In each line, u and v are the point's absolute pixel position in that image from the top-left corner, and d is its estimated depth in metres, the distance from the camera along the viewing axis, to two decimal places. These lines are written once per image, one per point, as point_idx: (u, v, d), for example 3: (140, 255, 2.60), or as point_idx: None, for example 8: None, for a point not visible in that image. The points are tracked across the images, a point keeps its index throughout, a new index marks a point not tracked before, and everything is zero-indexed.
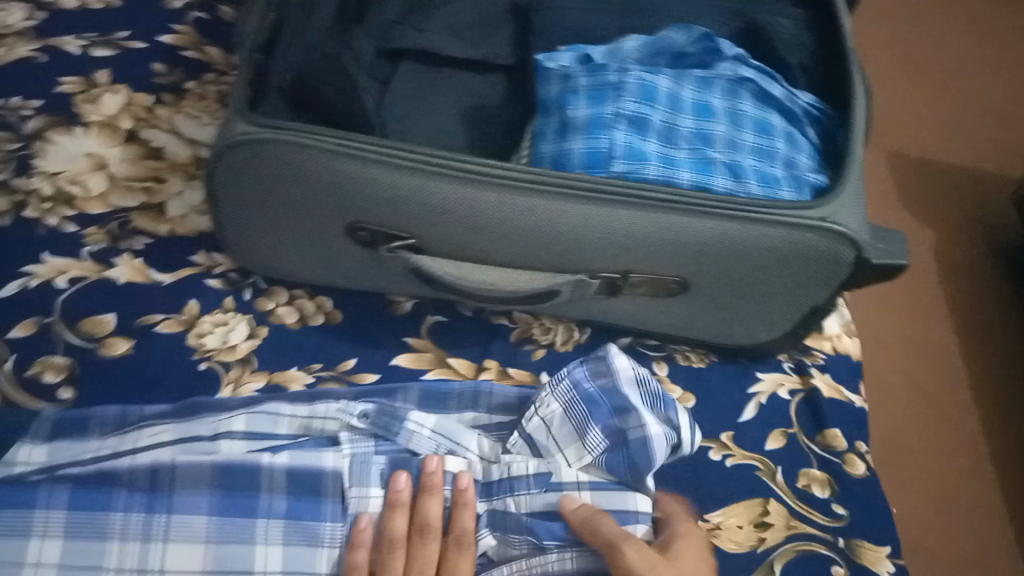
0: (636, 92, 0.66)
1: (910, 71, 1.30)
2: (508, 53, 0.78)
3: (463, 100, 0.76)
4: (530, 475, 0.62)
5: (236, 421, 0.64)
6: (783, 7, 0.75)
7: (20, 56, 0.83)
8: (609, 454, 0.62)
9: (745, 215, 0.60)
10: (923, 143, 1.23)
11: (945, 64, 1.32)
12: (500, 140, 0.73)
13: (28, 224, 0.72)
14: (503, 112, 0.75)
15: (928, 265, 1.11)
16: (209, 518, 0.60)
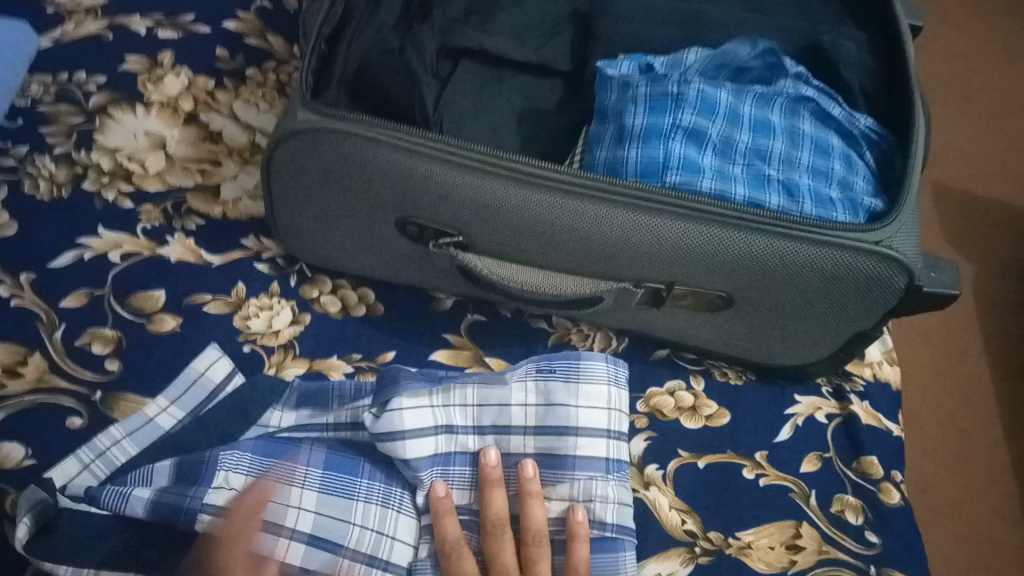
0: (695, 104, 0.66)
1: (965, 102, 1.28)
2: (566, 58, 0.79)
3: (518, 103, 0.77)
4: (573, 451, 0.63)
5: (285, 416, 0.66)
6: (848, 31, 0.74)
7: (89, 32, 0.85)
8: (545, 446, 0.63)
9: (800, 234, 0.60)
10: (974, 177, 1.21)
11: (1004, 98, 1.29)
12: (553, 144, 0.74)
13: (86, 196, 0.74)
14: (557, 117, 0.77)
15: (971, 299, 1.10)
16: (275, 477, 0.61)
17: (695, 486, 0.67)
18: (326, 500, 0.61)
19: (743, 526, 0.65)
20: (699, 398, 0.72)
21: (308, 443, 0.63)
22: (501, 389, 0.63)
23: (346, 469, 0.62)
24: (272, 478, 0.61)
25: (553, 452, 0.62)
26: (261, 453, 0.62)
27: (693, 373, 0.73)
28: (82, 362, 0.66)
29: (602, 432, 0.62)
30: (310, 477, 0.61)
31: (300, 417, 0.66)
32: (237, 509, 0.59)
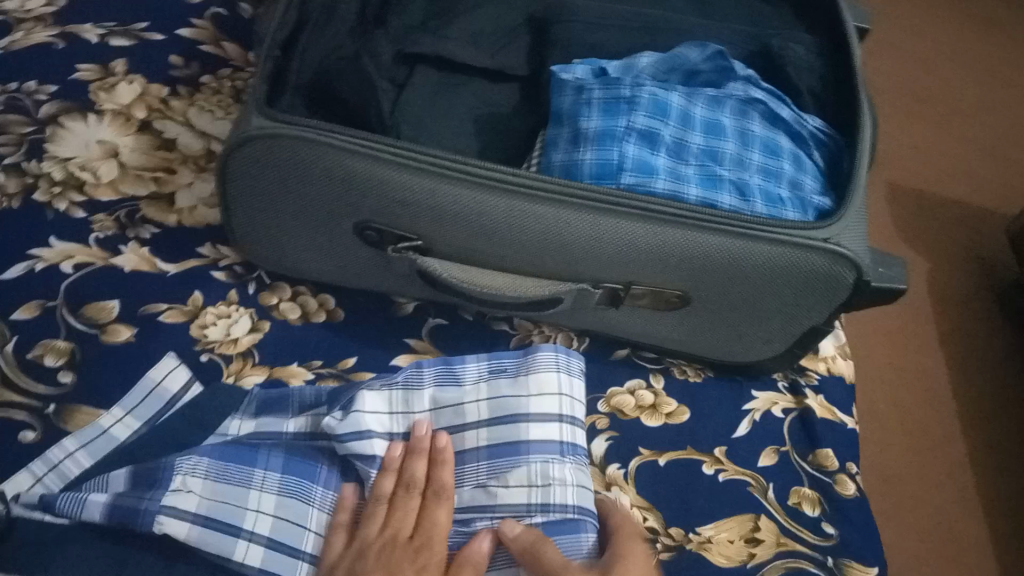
0: (648, 107, 0.67)
1: (913, 104, 1.31)
2: (523, 64, 0.81)
3: (475, 108, 0.78)
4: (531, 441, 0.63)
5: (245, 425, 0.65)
6: (797, 35, 0.76)
7: (39, 41, 0.84)
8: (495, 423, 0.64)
9: (752, 233, 0.61)
10: (923, 176, 1.24)
11: (951, 99, 1.33)
12: (511, 148, 0.75)
13: (37, 207, 0.73)
14: (515, 121, 0.77)
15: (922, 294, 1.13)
16: (224, 481, 0.60)
17: (655, 484, 0.68)
18: (282, 503, 0.61)
19: (702, 521, 0.66)
20: (659, 396, 0.73)
21: (266, 447, 0.62)
22: (455, 388, 0.66)
23: (304, 473, 0.62)
24: (229, 484, 0.60)
25: (504, 442, 0.63)
26: (219, 458, 0.61)
27: (653, 372, 0.74)
28: (35, 376, 0.64)
29: (550, 414, 0.64)
30: (267, 481, 0.61)
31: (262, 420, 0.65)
32: (195, 513, 0.58)
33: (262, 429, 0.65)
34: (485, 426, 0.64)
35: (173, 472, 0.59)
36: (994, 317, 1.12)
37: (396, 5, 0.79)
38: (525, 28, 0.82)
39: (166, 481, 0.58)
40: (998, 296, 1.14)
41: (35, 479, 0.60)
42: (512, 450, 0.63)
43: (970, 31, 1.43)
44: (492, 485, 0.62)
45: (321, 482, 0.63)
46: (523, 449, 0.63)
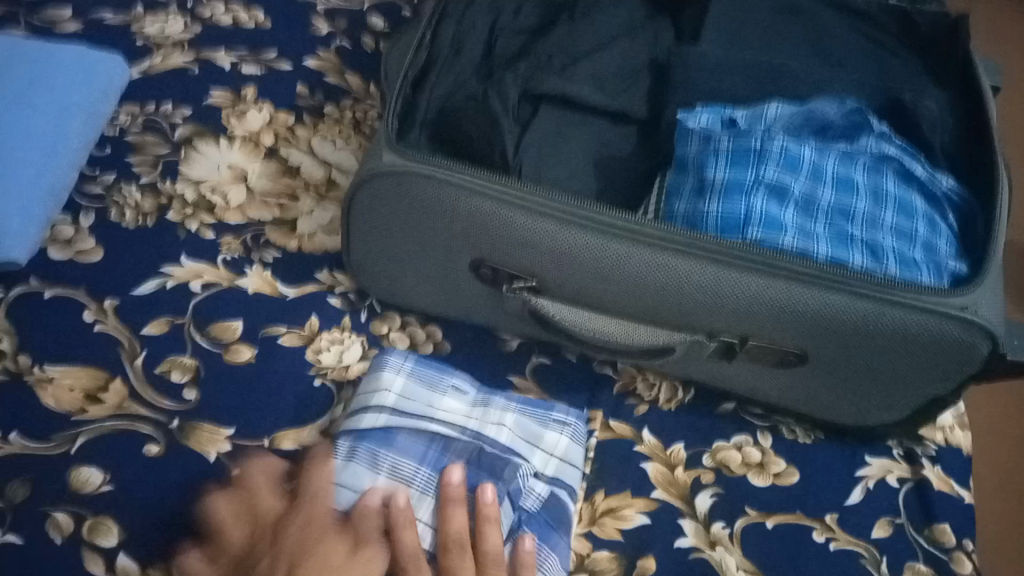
0: (779, 160, 0.66)
1: None
2: (642, 107, 0.79)
3: (593, 149, 0.77)
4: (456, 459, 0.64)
5: (404, 419, 0.65)
6: (928, 90, 0.74)
7: (177, 66, 0.88)
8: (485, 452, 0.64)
9: (885, 296, 0.59)
10: None
11: None
12: (629, 192, 0.75)
13: (170, 226, 0.76)
14: (631, 163, 0.77)
15: None
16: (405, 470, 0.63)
17: (763, 549, 0.65)
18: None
19: None
20: (767, 454, 0.70)
21: (455, 454, 0.64)
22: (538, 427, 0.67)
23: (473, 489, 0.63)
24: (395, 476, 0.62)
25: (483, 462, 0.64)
26: (421, 457, 0.64)
27: (761, 429, 0.72)
28: (162, 390, 0.67)
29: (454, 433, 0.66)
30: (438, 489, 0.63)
31: (442, 405, 0.67)
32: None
33: (409, 426, 0.65)
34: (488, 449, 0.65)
35: (370, 467, 0.63)
36: None
37: (523, 43, 0.80)
38: (648, 69, 0.81)
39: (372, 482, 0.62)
40: None
41: (160, 493, 0.62)
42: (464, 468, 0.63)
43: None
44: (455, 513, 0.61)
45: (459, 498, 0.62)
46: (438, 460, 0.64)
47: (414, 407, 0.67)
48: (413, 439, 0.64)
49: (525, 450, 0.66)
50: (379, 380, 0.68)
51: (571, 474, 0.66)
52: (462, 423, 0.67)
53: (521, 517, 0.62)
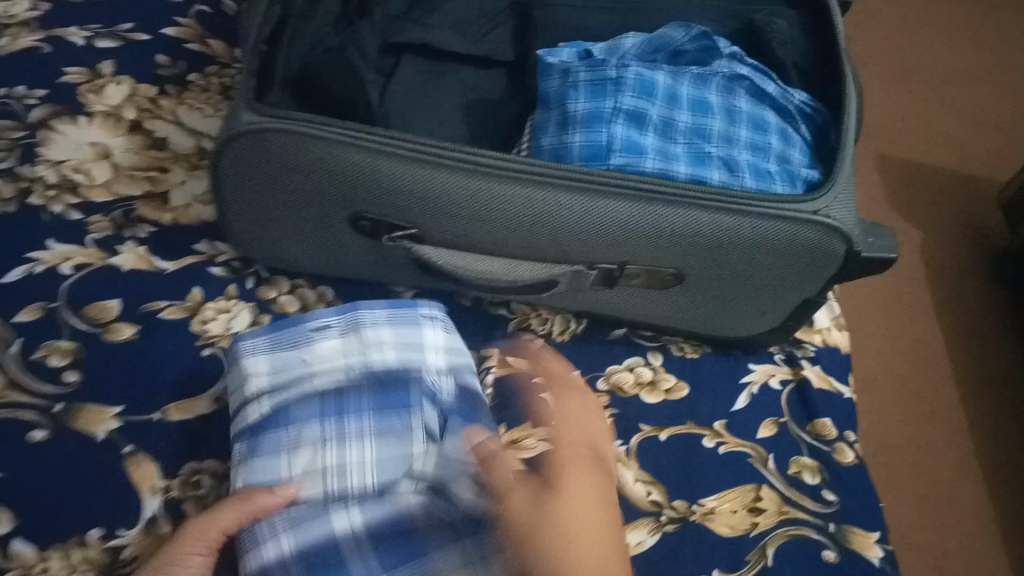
0: (634, 87, 0.68)
1: (897, 75, 1.32)
2: (509, 50, 0.81)
3: (464, 95, 0.78)
4: (361, 396, 0.62)
5: (287, 392, 0.62)
6: (779, 11, 0.77)
7: (24, 46, 0.84)
8: (384, 375, 0.64)
9: (742, 206, 0.62)
10: (908, 146, 1.25)
11: (933, 69, 1.34)
12: (501, 134, 0.76)
13: (33, 210, 0.73)
14: (502, 106, 0.78)
15: (913, 263, 1.14)
16: (311, 435, 0.60)
17: (658, 459, 0.69)
18: (385, 448, 0.61)
19: (708, 492, 0.68)
20: (659, 372, 0.74)
21: (352, 394, 0.63)
22: (414, 329, 0.66)
23: (391, 409, 0.62)
24: (301, 449, 0.60)
25: (386, 394, 0.63)
26: (321, 416, 0.61)
27: (652, 350, 0.75)
28: (40, 376, 0.65)
29: (339, 376, 0.64)
30: (363, 428, 0.61)
31: (316, 357, 0.64)
32: (328, 496, 0.59)
33: (290, 390, 0.62)
34: (380, 375, 0.64)
35: (276, 457, 0.59)
36: (981, 285, 1.14)
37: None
38: (510, 13, 0.82)
39: (289, 465, 0.59)
40: (988, 262, 1.16)
41: (49, 478, 0.61)
42: (362, 398, 0.62)
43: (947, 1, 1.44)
44: (390, 454, 0.61)
45: (384, 430, 0.61)
46: (339, 404, 0.62)
47: (289, 375, 0.63)
48: (302, 399, 0.62)
49: (414, 359, 0.65)
50: (243, 371, 0.63)
51: (462, 356, 0.67)
52: (343, 366, 0.64)
53: (442, 412, 0.64)
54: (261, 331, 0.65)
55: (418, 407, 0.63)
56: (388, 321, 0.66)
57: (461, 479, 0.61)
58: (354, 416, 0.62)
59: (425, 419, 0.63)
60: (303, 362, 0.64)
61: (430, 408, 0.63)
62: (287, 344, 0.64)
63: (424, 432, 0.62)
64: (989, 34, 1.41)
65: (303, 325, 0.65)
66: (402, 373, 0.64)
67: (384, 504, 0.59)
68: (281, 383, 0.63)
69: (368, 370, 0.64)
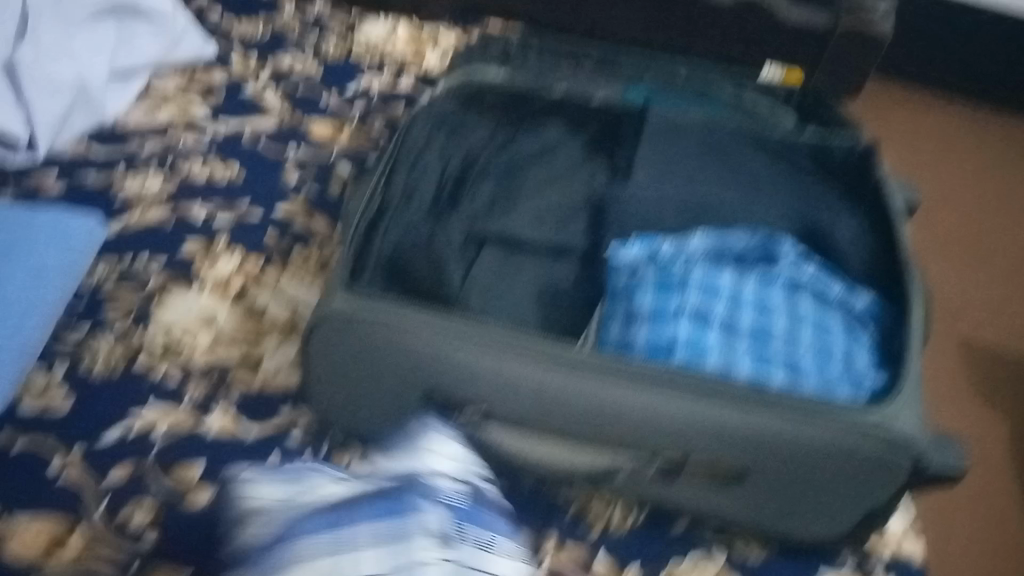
0: (698, 288, 0.72)
1: (976, 260, 1.36)
2: (582, 240, 0.87)
3: (537, 281, 0.83)
4: (366, 499, 0.62)
5: (291, 501, 0.63)
6: (843, 212, 0.80)
7: (153, 220, 0.95)
8: (387, 480, 0.64)
9: (803, 417, 0.64)
10: (995, 334, 1.27)
11: (1012, 252, 1.38)
12: (569, 320, 0.80)
13: (140, 372, 0.81)
14: (572, 292, 0.82)
15: (1002, 459, 1.13)
16: (319, 538, 0.59)
17: None
18: (394, 547, 0.60)
19: None
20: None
21: (359, 505, 0.62)
22: (416, 451, 0.67)
23: (391, 516, 0.61)
24: (311, 560, 0.59)
25: (388, 495, 0.62)
26: (326, 526, 0.60)
27: (716, 545, 0.73)
28: (122, 533, 0.70)
29: (342, 492, 0.64)
30: (371, 531, 0.60)
31: (314, 484, 0.65)
32: None
33: (292, 504, 0.63)
34: (385, 483, 0.64)
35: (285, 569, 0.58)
36: None
37: (466, 190, 0.87)
38: (585, 207, 0.89)
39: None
40: None
41: None
42: (366, 504, 0.62)
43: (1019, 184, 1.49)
44: (399, 560, 0.59)
45: (389, 524, 0.61)
46: (345, 513, 0.61)
47: (292, 496, 0.64)
48: (307, 509, 0.62)
49: (411, 466, 0.66)
50: (246, 501, 0.64)
51: (474, 470, 0.68)
52: (349, 485, 0.65)
53: (454, 513, 0.63)
54: (274, 474, 0.66)
55: (421, 505, 0.62)
56: (390, 451, 0.68)
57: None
58: (360, 521, 0.61)
59: (432, 514, 0.62)
60: (300, 490, 0.64)
61: (434, 509, 0.62)
62: (281, 480, 0.65)
63: (434, 535, 0.61)
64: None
65: (281, 472, 0.66)
66: (401, 476, 0.65)
67: None
68: (283, 500, 0.63)
69: (374, 484, 0.64)
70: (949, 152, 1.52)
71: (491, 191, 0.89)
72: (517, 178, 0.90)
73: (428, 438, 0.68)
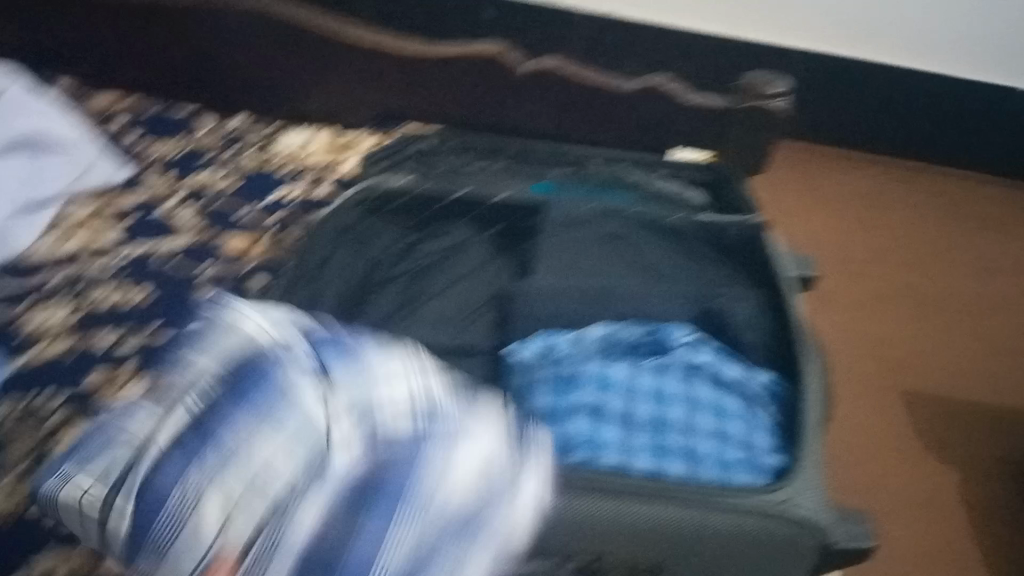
0: (592, 382, 0.73)
1: (919, 311, 1.61)
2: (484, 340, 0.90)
3: None
4: (211, 402, 0.63)
5: (130, 445, 0.63)
6: (736, 294, 0.84)
7: (57, 352, 0.94)
8: (212, 377, 0.64)
9: (707, 502, 0.62)
10: (930, 377, 1.52)
11: (953, 298, 1.64)
12: None
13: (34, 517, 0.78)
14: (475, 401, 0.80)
15: (952, 506, 1.35)
16: (193, 470, 0.60)
17: None
18: (279, 438, 0.61)
19: None
20: None
21: (207, 406, 0.62)
22: (230, 338, 0.66)
23: (249, 409, 0.62)
24: (197, 479, 0.60)
25: (234, 386, 0.63)
26: (189, 458, 0.60)
27: None
28: None
29: (176, 413, 0.63)
30: (238, 438, 0.61)
31: (135, 430, 0.64)
32: (266, 519, 0.59)
33: (135, 447, 0.62)
34: (217, 371, 0.64)
35: (175, 502, 0.59)
36: (1001, 515, 1.36)
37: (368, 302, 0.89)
38: (488, 305, 0.92)
39: (187, 515, 0.59)
40: (1009, 478, 1.41)
41: None
42: (208, 410, 0.62)
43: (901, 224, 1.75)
44: (281, 435, 0.61)
45: (252, 407, 0.62)
46: (197, 426, 0.62)
47: (119, 456, 0.62)
48: (154, 451, 0.61)
49: (232, 351, 0.65)
50: (78, 482, 0.62)
51: (289, 329, 0.68)
52: (177, 406, 0.63)
53: (316, 364, 0.65)
54: (68, 464, 0.64)
55: (276, 404, 0.62)
56: (195, 354, 0.66)
57: (386, 405, 0.64)
58: (224, 425, 0.61)
59: (282, 391, 0.63)
60: (116, 465, 0.62)
61: (308, 380, 0.64)
62: (93, 467, 0.62)
63: (310, 377, 0.64)
64: (937, 249, 1.72)
65: (87, 451, 0.64)
66: (225, 370, 0.64)
67: (324, 486, 0.60)
68: (112, 472, 0.62)
69: (207, 395, 0.63)
70: (832, 203, 1.75)
71: (395, 299, 0.91)
72: (419, 284, 0.92)
73: (239, 322, 0.67)
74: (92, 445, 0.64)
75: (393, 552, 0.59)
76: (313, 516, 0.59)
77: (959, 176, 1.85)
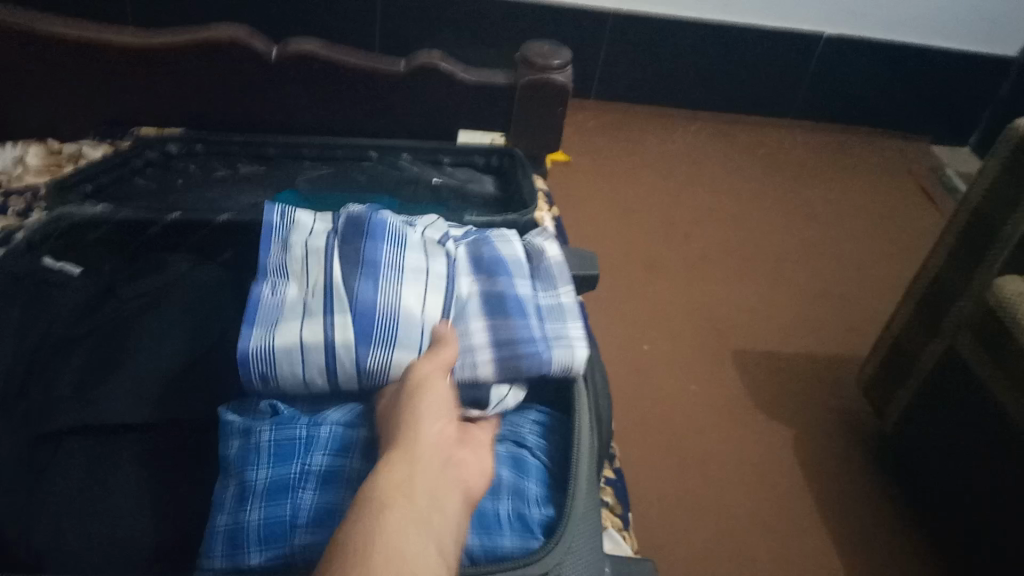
0: (325, 445, 0.61)
1: (744, 269, 1.70)
2: (198, 408, 0.69)
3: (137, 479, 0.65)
4: (396, 258, 0.68)
5: (287, 323, 0.65)
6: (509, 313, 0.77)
7: None
8: (392, 229, 0.71)
9: None
10: (762, 339, 1.55)
11: (770, 252, 1.75)
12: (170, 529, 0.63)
13: None
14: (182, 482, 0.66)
15: (786, 459, 1.35)
16: (388, 301, 0.65)
17: None
18: (474, 293, 0.69)
19: None
20: None
21: (340, 264, 0.67)
22: (391, 217, 0.73)
23: (392, 238, 0.69)
24: (401, 296, 0.66)
25: (394, 242, 0.69)
26: (393, 284, 0.66)
27: None
28: None
29: (297, 292, 0.68)
30: (419, 269, 0.68)
31: (281, 298, 0.67)
32: (453, 316, 0.67)
33: (336, 296, 0.65)
34: (408, 239, 0.71)
35: (337, 324, 0.64)
36: (846, 461, 1.36)
37: (46, 371, 0.70)
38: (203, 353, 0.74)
39: (334, 280, 0.66)
40: (852, 433, 1.41)
41: None
42: (379, 258, 0.67)
43: (707, 187, 1.88)
44: (409, 260, 0.69)
45: (387, 243, 0.69)
46: (388, 276, 0.67)
47: (307, 303, 0.66)
48: (277, 322, 0.65)
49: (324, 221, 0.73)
50: (266, 340, 0.64)
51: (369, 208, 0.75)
52: (341, 264, 0.67)
53: (397, 218, 0.73)
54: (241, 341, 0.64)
55: (388, 226, 0.71)
56: (319, 221, 0.73)
57: (440, 248, 0.71)
58: (370, 272, 0.66)
59: (388, 224, 0.71)
60: (304, 266, 0.69)
61: (391, 217, 0.73)
62: (295, 269, 0.69)
63: (406, 230, 0.72)
64: (745, 202, 1.86)
65: (280, 252, 0.70)
66: (330, 230, 0.72)
67: (459, 290, 0.69)
68: (339, 302, 0.65)
69: (391, 245, 0.69)
70: (644, 186, 1.85)
71: (83, 364, 0.71)
72: (119, 336, 0.73)
73: (328, 215, 0.75)
74: (272, 252, 0.71)
75: (509, 329, 0.66)
76: (418, 269, 0.68)
77: (763, 151, 2.02)
